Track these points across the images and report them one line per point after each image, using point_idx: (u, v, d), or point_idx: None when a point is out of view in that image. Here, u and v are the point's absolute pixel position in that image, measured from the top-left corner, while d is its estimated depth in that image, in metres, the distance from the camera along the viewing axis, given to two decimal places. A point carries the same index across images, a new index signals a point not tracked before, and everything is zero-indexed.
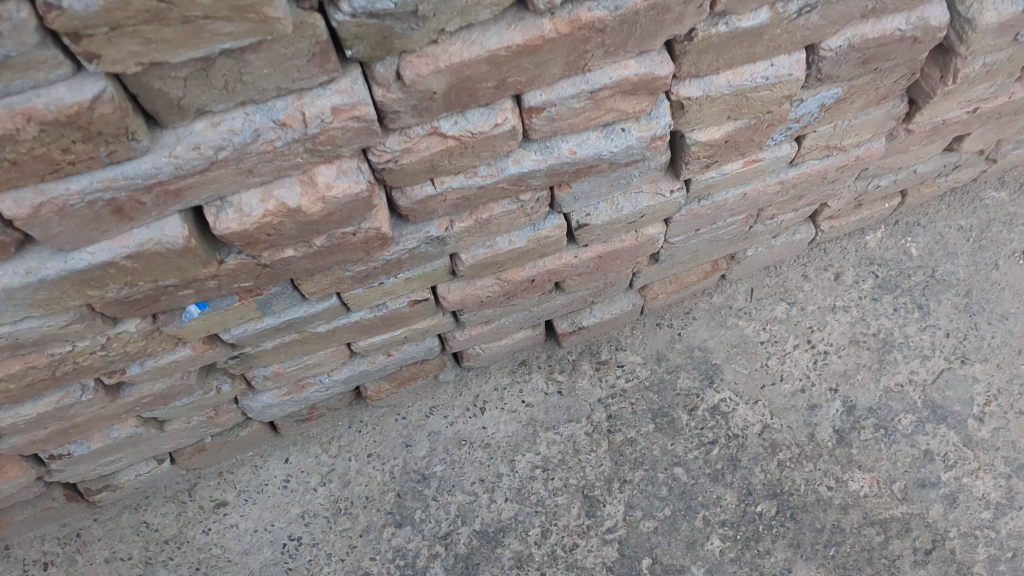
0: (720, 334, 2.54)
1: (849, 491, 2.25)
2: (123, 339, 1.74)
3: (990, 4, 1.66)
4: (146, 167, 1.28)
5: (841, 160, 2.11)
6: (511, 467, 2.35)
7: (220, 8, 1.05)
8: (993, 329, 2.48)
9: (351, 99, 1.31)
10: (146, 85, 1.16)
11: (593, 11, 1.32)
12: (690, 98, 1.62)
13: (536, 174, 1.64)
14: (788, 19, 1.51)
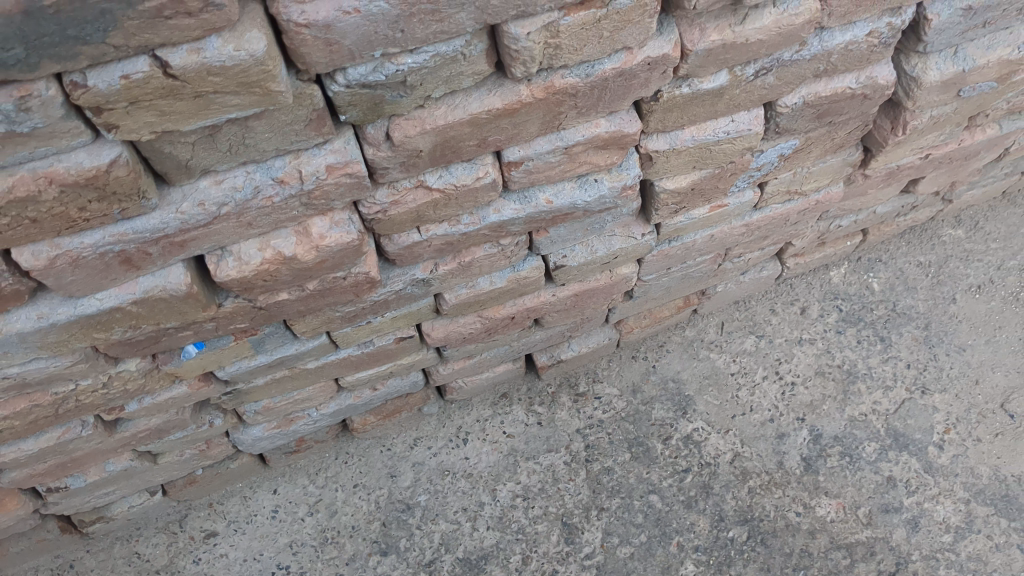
0: (692, 367, 2.66)
1: (817, 516, 2.36)
2: (124, 378, 1.83)
3: (934, 64, 1.81)
4: (154, 222, 1.38)
5: (802, 204, 2.24)
6: (493, 496, 2.45)
7: (229, 85, 1.16)
8: (951, 360, 2.61)
9: (344, 158, 1.42)
10: (158, 149, 1.26)
11: (567, 78, 1.44)
12: (658, 151, 1.74)
13: (515, 222, 1.76)
14: (746, 81, 1.64)
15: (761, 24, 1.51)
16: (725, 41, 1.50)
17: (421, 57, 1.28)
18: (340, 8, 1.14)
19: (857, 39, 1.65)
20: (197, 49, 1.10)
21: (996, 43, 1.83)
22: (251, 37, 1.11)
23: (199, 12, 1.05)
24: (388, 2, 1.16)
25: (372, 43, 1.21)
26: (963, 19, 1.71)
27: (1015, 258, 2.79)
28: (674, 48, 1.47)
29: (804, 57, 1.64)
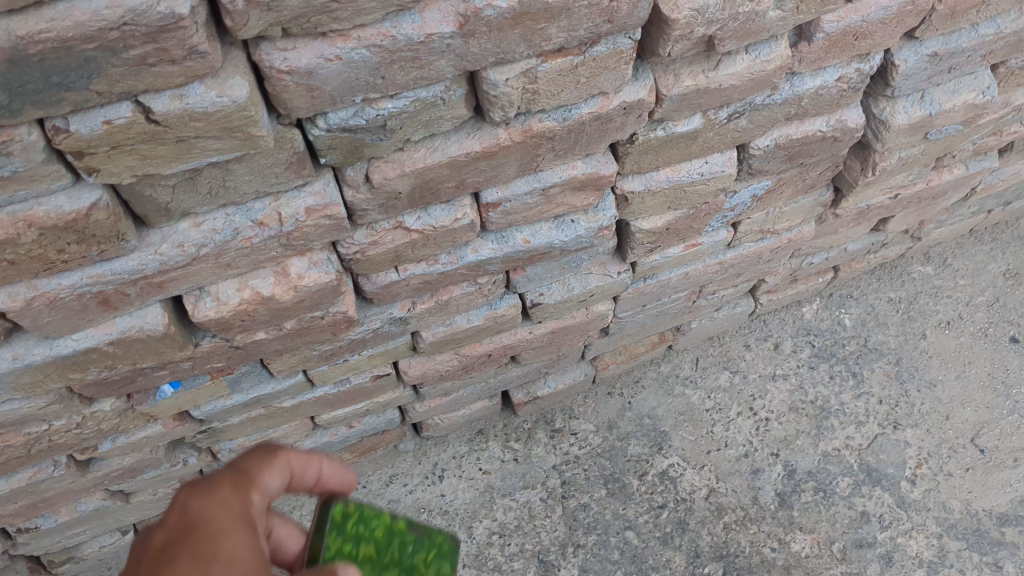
0: (668, 402, 2.68)
1: (792, 552, 2.38)
2: (99, 417, 1.82)
3: (901, 108, 1.85)
4: (133, 263, 1.38)
5: (774, 243, 2.28)
6: (469, 533, 2.45)
7: (211, 130, 1.17)
8: (923, 395, 2.64)
9: (324, 200, 1.43)
10: (138, 192, 1.27)
11: (544, 122, 1.46)
12: (633, 192, 1.77)
13: (493, 261, 1.77)
14: (720, 124, 1.67)
15: (734, 70, 1.54)
16: (699, 87, 1.53)
17: (401, 102, 1.30)
18: (322, 56, 1.15)
19: (827, 84, 1.69)
20: (180, 96, 1.11)
21: (961, 87, 1.88)
22: (234, 84, 1.12)
23: (183, 60, 1.06)
24: (370, 50, 1.17)
25: (354, 89, 1.23)
26: (929, 66, 1.76)
27: (982, 294, 2.84)
28: (649, 93, 1.50)
29: (775, 101, 1.67)
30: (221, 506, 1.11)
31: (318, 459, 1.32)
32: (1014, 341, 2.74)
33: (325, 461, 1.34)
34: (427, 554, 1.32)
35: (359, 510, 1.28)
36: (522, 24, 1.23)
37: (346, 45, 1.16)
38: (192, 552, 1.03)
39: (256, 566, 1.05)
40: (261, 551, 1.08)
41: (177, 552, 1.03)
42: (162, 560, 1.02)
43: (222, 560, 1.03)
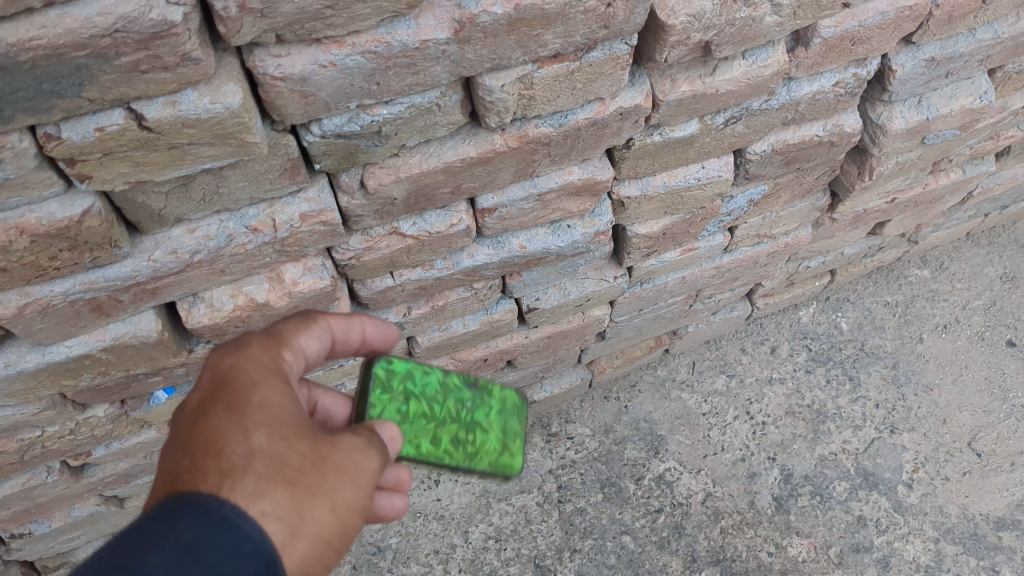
0: (665, 406, 2.67)
1: (789, 556, 2.37)
2: (92, 423, 1.81)
3: (898, 113, 1.85)
4: (126, 270, 1.37)
5: (771, 247, 2.27)
6: (465, 538, 2.44)
7: (204, 136, 1.16)
8: (919, 399, 2.64)
9: (318, 207, 1.42)
10: (131, 199, 1.26)
11: (540, 127, 1.45)
12: (630, 197, 1.76)
13: (488, 267, 1.77)
14: (716, 129, 1.67)
15: (731, 75, 1.53)
16: (696, 92, 1.53)
17: (396, 108, 1.29)
18: (316, 62, 1.14)
19: (824, 89, 1.68)
20: (172, 103, 1.10)
21: (959, 92, 1.88)
22: (227, 90, 1.11)
23: (176, 67, 1.05)
24: (364, 56, 1.16)
25: (348, 96, 1.22)
26: (927, 70, 1.75)
27: (979, 298, 2.84)
28: (645, 98, 1.49)
29: (772, 106, 1.67)
30: (254, 359, 1.13)
31: (359, 320, 1.34)
32: (1011, 345, 2.74)
33: (366, 321, 1.37)
34: (484, 410, 1.45)
35: (404, 368, 1.36)
36: (518, 30, 1.22)
37: (340, 51, 1.15)
38: (227, 399, 1.06)
39: (292, 412, 1.08)
40: (296, 398, 1.11)
41: (213, 402, 1.06)
42: (199, 412, 1.05)
43: (256, 407, 1.06)
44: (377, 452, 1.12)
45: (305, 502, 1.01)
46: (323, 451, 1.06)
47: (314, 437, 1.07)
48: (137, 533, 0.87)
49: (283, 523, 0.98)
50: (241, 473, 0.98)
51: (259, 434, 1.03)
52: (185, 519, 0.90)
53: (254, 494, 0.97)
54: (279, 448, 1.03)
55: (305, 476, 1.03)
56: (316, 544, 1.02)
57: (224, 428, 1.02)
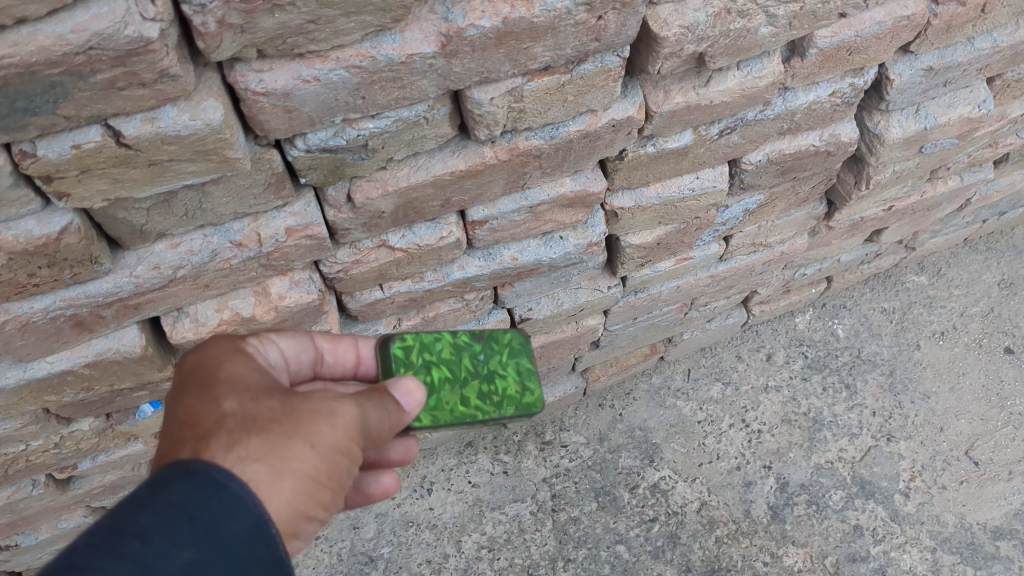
0: (660, 414, 2.64)
1: (784, 566, 2.35)
2: (77, 437, 1.78)
3: (896, 121, 1.82)
4: (108, 286, 1.34)
5: (767, 255, 2.24)
6: (457, 547, 2.41)
7: (184, 153, 1.13)
8: (916, 407, 2.62)
9: (304, 221, 1.39)
10: (111, 215, 1.23)
11: (531, 140, 1.43)
12: (623, 208, 1.73)
13: (479, 278, 1.74)
14: (711, 140, 1.64)
15: (725, 86, 1.51)
16: (689, 103, 1.50)
17: (382, 122, 1.26)
18: (299, 77, 1.12)
19: (820, 99, 1.65)
20: (151, 119, 1.07)
21: (957, 101, 1.85)
22: (207, 106, 1.09)
23: (154, 83, 1.02)
24: (349, 71, 1.13)
25: (333, 110, 1.19)
26: (924, 80, 1.72)
27: (977, 305, 2.81)
28: (638, 110, 1.46)
29: (768, 116, 1.64)
30: (216, 351, 1.18)
31: (349, 343, 1.43)
32: (1009, 353, 2.71)
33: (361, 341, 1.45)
34: (500, 357, 1.43)
35: (418, 340, 1.38)
36: (506, 43, 1.20)
37: (324, 66, 1.12)
38: (197, 380, 1.11)
39: (259, 384, 1.13)
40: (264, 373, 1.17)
41: (184, 387, 1.12)
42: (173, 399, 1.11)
43: (225, 381, 1.11)
44: (353, 400, 1.15)
45: (282, 444, 1.04)
46: (296, 404, 1.10)
47: (285, 397, 1.11)
48: (132, 497, 0.92)
49: (261, 465, 1.01)
50: (214, 431, 1.02)
51: (228, 399, 1.07)
52: (177, 481, 0.94)
53: (230, 445, 1.00)
54: (250, 405, 1.07)
55: (279, 423, 1.06)
56: (304, 484, 1.05)
57: (194, 401, 1.07)
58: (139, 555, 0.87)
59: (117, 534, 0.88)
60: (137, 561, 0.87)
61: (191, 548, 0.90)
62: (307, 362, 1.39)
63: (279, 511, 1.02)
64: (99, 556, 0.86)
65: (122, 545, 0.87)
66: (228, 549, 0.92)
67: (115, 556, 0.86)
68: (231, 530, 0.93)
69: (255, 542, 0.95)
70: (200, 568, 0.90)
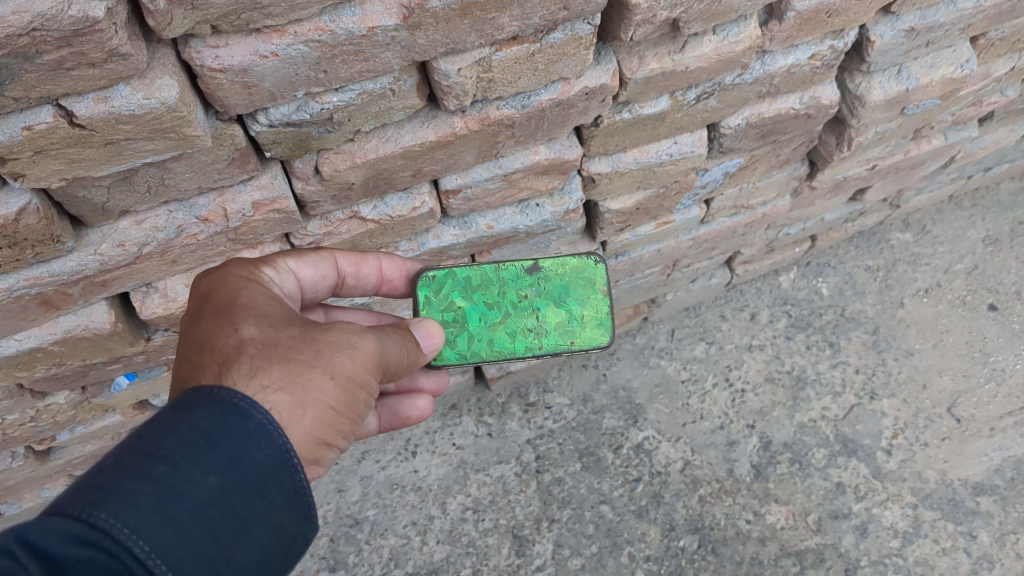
0: (643, 374, 2.64)
1: (766, 524, 2.36)
2: (53, 411, 1.77)
3: (878, 83, 1.79)
4: (72, 265, 1.32)
5: (749, 217, 2.22)
6: (442, 509, 2.42)
7: (141, 132, 1.10)
8: (899, 364, 2.62)
9: (272, 194, 1.37)
10: (71, 194, 1.21)
11: (502, 109, 1.40)
12: (600, 174, 1.71)
13: (455, 247, 1.72)
14: (688, 105, 1.61)
15: (701, 51, 1.48)
16: (665, 69, 1.47)
17: (347, 95, 1.23)
18: (256, 53, 1.09)
19: (800, 62, 1.63)
20: (104, 99, 1.04)
21: (939, 62, 1.82)
22: (162, 84, 1.06)
23: (104, 62, 0.99)
24: (308, 45, 1.10)
25: (294, 84, 1.16)
26: (906, 41, 1.69)
27: (961, 261, 2.80)
28: (611, 78, 1.43)
29: (746, 80, 1.61)
30: (235, 275, 1.24)
31: (373, 257, 1.49)
32: (992, 309, 2.71)
33: (383, 258, 1.50)
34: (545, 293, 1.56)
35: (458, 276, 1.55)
36: (471, 14, 1.17)
37: (282, 41, 1.09)
38: (216, 304, 1.17)
39: (277, 313, 1.19)
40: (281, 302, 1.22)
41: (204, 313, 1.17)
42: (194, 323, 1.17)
43: (243, 307, 1.16)
44: (371, 332, 1.22)
45: (302, 372, 1.10)
46: (314, 333, 1.16)
47: (302, 327, 1.17)
48: (156, 422, 0.98)
49: (283, 393, 1.07)
50: (235, 358, 1.08)
51: (249, 327, 1.13)
52: (200, 407, 1.00)
53: (250, 374, 1.06)
54: (270, 333, 1.13)
55: (297, 352, 1.12)
56: (323, 411, 1.11)
57: (215, 328, 1.12)
58: (165, 477, 0.92)
59: (144, 457, 0.94)
60: (163, 483, 0.92)
61: (215, 474, 0.96)
62: (326, 287, 1.45)
63: (301, 437, 1.09)
64: (127, 476, 0.91)
65: (149, 467, 0.92)
66: (250, 476, 0.98)
67: (142, 477, 0.91)
68: (253, 458, 0.99)
69: (276, 471, 1.01)
70: (223, 493, 0.96)
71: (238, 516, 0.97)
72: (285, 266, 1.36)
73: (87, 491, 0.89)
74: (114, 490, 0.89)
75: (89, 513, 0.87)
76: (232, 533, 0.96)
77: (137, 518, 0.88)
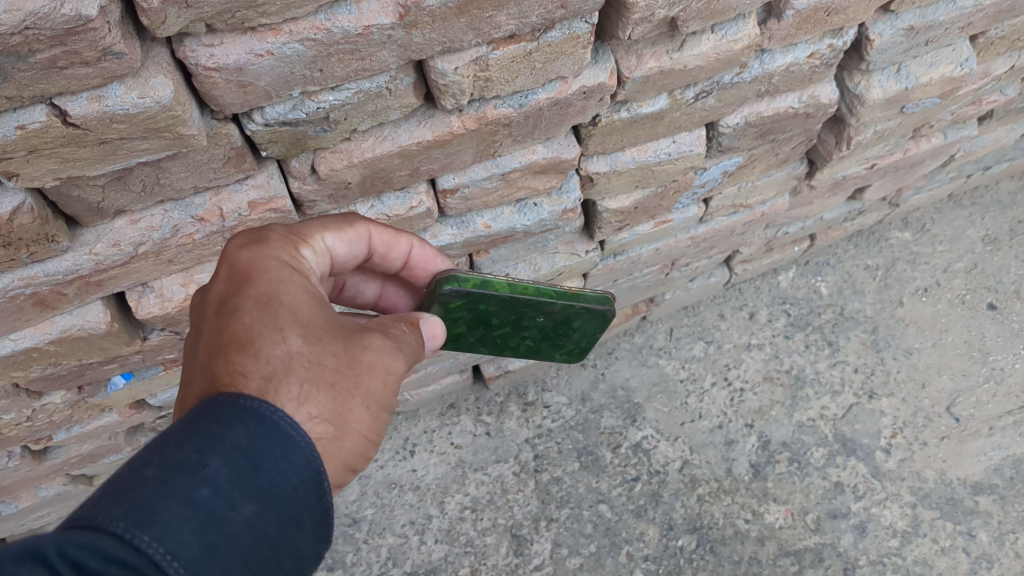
0: (642, 373, 2.63)
1: (765, 523, 2.36)
2: (49, 410, 1.76)
3: (877, 82, 1.78)
4: (67, 264, 1.32)
5: (748, 216, 2.22)
6: (441, 509, 2.42)
7: (135, 131, 1.09)
8: (898, 364, 2.61)
9: (268, 194, 1.36)
10: (66, 194, 1.20)
11: (499, 108, 1.39)
12: (598, 173, 1.70)
13: (453, 246, 1.71)
14: (686, 104, 1.61)
15: (699, 50, 1.47)
16: (663, 68, 1.46)
17: (343, 94, 1.22)
18: (251, 51, 1.09)
19: (798, 61, 1.62)
20: (98, 98, 1.04)
21: (939, 60, 1.81)
22: (157, 83, 1.05)
23: (97, 61, 0.99)
24: (303, 44, 1.10)
25: (290, 83, 1.16)
26: (905, 39, 1.69)
27: (960, 261, 2.80)
28: (609, 76, 1.42)
29: (744, 79, 1.60)
30: (271, 260, 1.17)
31: (406, 237, 1.42)
32: (992, 309, 2.70)
33: (415, 242, 1.44)
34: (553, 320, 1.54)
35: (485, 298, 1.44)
36: (468, 12, 1.16)
37: (277, 39, 1.09)
38: (257, 297, 1.10)
39: (316, 312, 1.13)
40: (320, 300, 1.16)
41: (241, 303, 1.10)
42: (229, 314, 1.09)
43: (286, 306, 1.11)
44: (400, 351, 1.20)
45: (345, 403, 1.08)
46: (354, 351, 1.13)
47: (342, 339, 1.13)
48: (197, 433, 0.93)
49: (327, 424, 1.05)
50: (284, 375, 1.03)
51: (294, 333, 1.08)
52: (246, 425, 0.96)
53: (300, 399, 1.03)
54: (316, 347, 1.08)
55: (342, 377, 1.09)
56: (357, 441, 1.10)
57: (259, 328, 1.06)
58: (207, 501, 0.89)
59: (186, 473, 0.90)
60: (204, 506, 0.89)
61: (253, 500, 0.93)
62: (356, 260, 1.39)
63: (332, 465, 1.08)
64: (168, 494, 0.87)
65: (192, 487, 0.89)
66: (285, 504, 0.96)
67: (185, 498, 0.88)
68: (291, 486, 0.96)
69: (309, 499, 0.99)
70: (258, 520, 0.93)
71: (268, 544, 0.94)
72: (321, 242, 1.30)
73: (125, 505, 0.85)
74: (155, 510, 0.86)
75: (133, 533, 0.83)
76: (261, 559, 0.94)
77: (178, 545, 0.85)
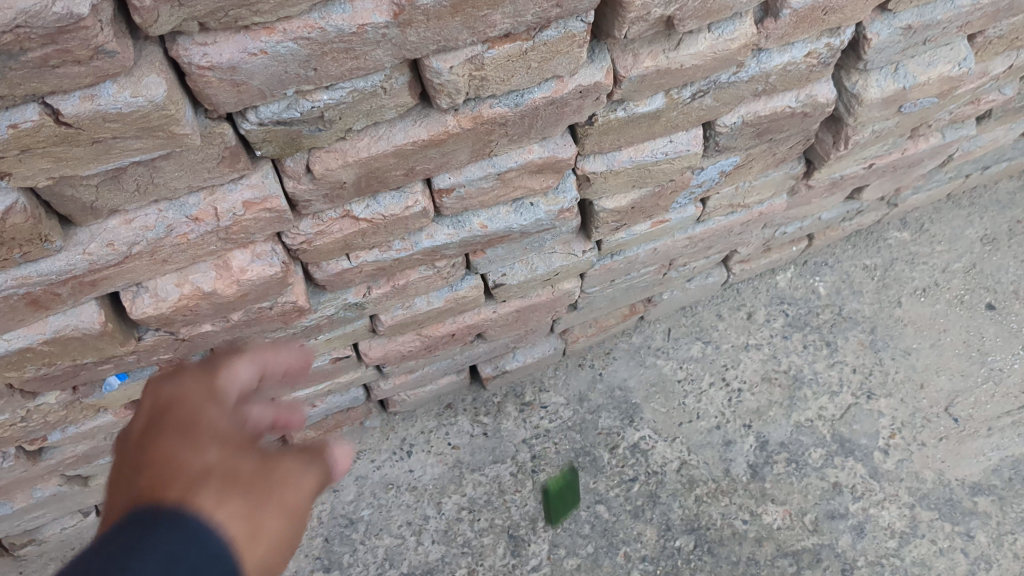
0: (640, 373, 2.63)
1: (763, 524, 2.35)
2: (44, 411, 1.75)
3: (874, 81, 1.78)
4: (60, 265, 1.31)
5: (745, 216, 2.21)
6: (438, 509, 2.41)
7: (128, 130, 1.09)
8: (897, 364, 2.61)
9: (262, 193, 1.36)
10: (59, 193, 1.19)
11: (495, 108, 1.38)
12: (595, 173, 1.70)
13: (449, 246, 1.71)
14: (683, 103, 1.60)
15: (695, 49, 1.46)
16: (659, 67, 1.46)
17: (337, 93, 1.22)
18: (245, 50, 1.08)
19: (795, 60, 1.61)
20: (90, 97, 1.03)
21: (937, 60, 1.80)
22: (150, 83, 1.05)
23: (89, 60, 0.98)
24: (297, 43, 1.10)
25: (284, 82, 1.15)
26: (903, 39, 1.68)
27: (959, 261, 2.79)
28: (606, 76, 1.42)
29: (741, 78, 1.60)
30: (191, 392, 1.15)
31: (287, 350, 1.37)
32: (990, 309, 2.70)
33: (293, 350, 1.39)
34: None
35: None
36: (462, 11, 1.16)
37: (270, 38, 1.09)
38: (169, 426, 1.07)
39: (236, 437, 1.09)
40: (244, 422, 1.12)
41: (156, 434, 1.07)
42: (142, 445, 1.05)
43: (202, 433, 1.07)
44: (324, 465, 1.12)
45: (260, 513, 0.99)
46: (271, 463, 1.06)
47: (258, 458, 1.06)
48: (116, 541, 0.87)
49: (241, 529, 0.95)
50: (191, 485, 0.97)
51: (206, 454, 1.03)
52: (156, 528, 0.89)
53: (209, 505, 0.95)
54: (229, 463, 1.03)
55: (255, 490, 1.01)
56: (275, 558, 0.98)
57: (169, 452, 1.02)
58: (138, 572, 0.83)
59: (110, 559, 0.84)
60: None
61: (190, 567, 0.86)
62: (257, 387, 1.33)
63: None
64: None
65: (122, 565, 0.83)
66: None
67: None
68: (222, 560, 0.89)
69: None
70: None
71: None
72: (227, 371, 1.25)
73: None
74: None
75: None
76: None
77: None
